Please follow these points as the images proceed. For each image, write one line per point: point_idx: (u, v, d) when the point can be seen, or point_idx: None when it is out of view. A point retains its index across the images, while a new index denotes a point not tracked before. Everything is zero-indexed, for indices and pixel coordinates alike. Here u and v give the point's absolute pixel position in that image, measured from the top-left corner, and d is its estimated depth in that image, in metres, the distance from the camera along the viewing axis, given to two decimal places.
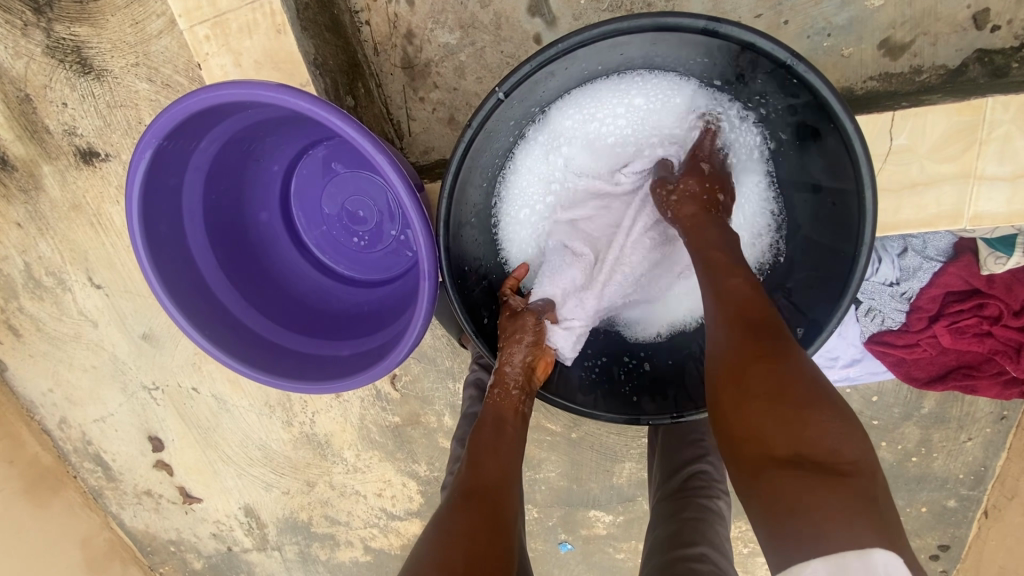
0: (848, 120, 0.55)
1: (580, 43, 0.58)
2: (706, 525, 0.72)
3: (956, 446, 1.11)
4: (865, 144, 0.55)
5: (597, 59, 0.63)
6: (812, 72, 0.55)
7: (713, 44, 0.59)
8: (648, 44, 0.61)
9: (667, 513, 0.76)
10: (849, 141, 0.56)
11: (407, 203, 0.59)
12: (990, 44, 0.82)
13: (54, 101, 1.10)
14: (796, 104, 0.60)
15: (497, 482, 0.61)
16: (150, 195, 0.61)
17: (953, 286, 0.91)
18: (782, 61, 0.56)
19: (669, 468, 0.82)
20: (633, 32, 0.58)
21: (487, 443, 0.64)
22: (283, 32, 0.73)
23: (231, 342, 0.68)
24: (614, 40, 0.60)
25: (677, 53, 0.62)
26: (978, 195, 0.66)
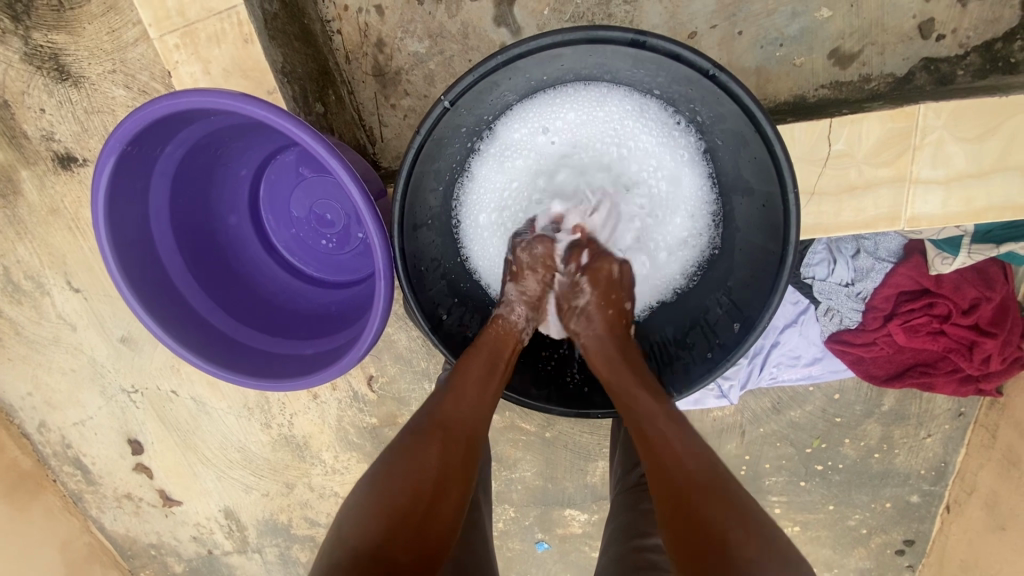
0: (768, 125, 0.59)
1: (520, 55, 0.62)
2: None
3: (916, 442, 1.14)
4: (785, 149, 0.59)
5: (541, 70, 0.66)
6: (733, 80, 0.58)
7: (646, 56, 0.62)
8: (586, 54, 0.64)
9: (626, 505, 0.78)
10: (771, 145, 0.60)
11: (361, 206, 0.61)
12: (934, 54, 0.86)
13: (32, 107, 1.11)
14: (724, 110, 0.63)
15: (475, 421, 0.64)
16: (116, 198, 0.63)
17: (905, 286, 0.94)
18: (705, 70, 0.60)
19: (630, 460, 0.84)
20: (568, 44, 0.61)
21: (474, 379, 0.66)
22: (250, 41, 0.75)
23: (197, 340, 0.69)
24: (553, 52, 0.63)
25: (616, 63, 0.65)
26: (914, 197, 0.69)
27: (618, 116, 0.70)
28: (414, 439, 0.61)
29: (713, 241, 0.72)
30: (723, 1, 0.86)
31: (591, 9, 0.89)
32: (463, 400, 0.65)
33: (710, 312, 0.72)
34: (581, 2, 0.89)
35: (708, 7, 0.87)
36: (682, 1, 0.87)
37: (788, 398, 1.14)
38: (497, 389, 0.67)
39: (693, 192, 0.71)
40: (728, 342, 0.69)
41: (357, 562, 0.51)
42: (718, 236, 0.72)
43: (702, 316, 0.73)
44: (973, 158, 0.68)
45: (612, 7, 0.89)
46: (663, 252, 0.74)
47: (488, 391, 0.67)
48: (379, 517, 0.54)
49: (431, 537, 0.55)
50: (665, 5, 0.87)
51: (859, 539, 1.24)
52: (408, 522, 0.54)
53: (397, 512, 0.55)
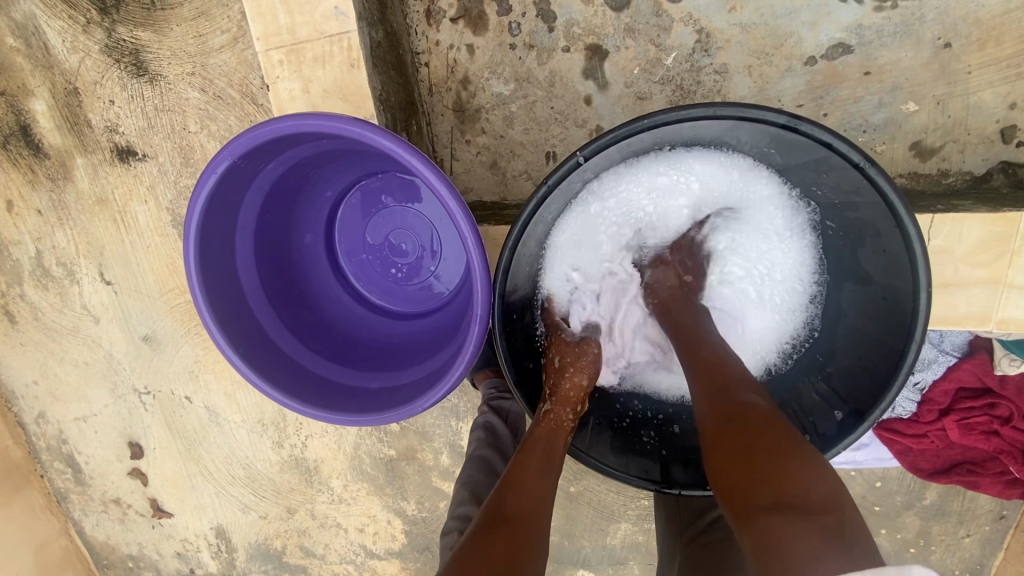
0: (911, 224, 0.57)
1: (666, 121, 0.61)
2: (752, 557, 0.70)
3: (955, 540, 1.11)
4: (924, 250, 0.58)
5: (678, 135, 0.65)
6: (882, 176, 0.56)
7: (790, 137, 0.62)
8: (727, 127, 0.63)
9: (707, 551, 0.73)
10: (909, 243, 0.58)
11: (472, 251, 0.60)
12: (1013, 158, 0.87)
13: (102, 98, 1.11)
14: (860, 201, 0.62)
15: (533, 508, 0.61)
16: (212, 207, 0.61)
17: (967, 382, 0.92)
18: (857, 162, 0.58)
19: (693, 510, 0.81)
20: (718, 116, 0.60)
21: (529, 467, 0.65)
22: (356, 66, 0.75)
23: (262, 361, 0.66)
24: (698, 121, 0.62)
25: (753, 139, 0.64)
26: (1006, 300, 0.69)
27: (742, 188, 0.69)
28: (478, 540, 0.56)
29: (815, 323, 0.72)
30: (813, 83, 0.88)
31: (681, 73, 0.91)
32: (522, 491, 0.62)
33: (804, 395, 0.73)
34: (672, 66, 0.90)
35: (797, 87, 0.88)
36: (773, 77, 0.89)
37: None
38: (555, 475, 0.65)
39: (806, 273, 0.71)
40: (829, 430, 0.69)
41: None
42: (820, 320, 0.72)
43: (796, 398, 0.73)
44: None
45: (703, 75, 0.90)
46: (765, 323, 0.73)
47: (546, 476, 0.64)
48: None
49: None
50: (754, 79, 0.89)
51: None
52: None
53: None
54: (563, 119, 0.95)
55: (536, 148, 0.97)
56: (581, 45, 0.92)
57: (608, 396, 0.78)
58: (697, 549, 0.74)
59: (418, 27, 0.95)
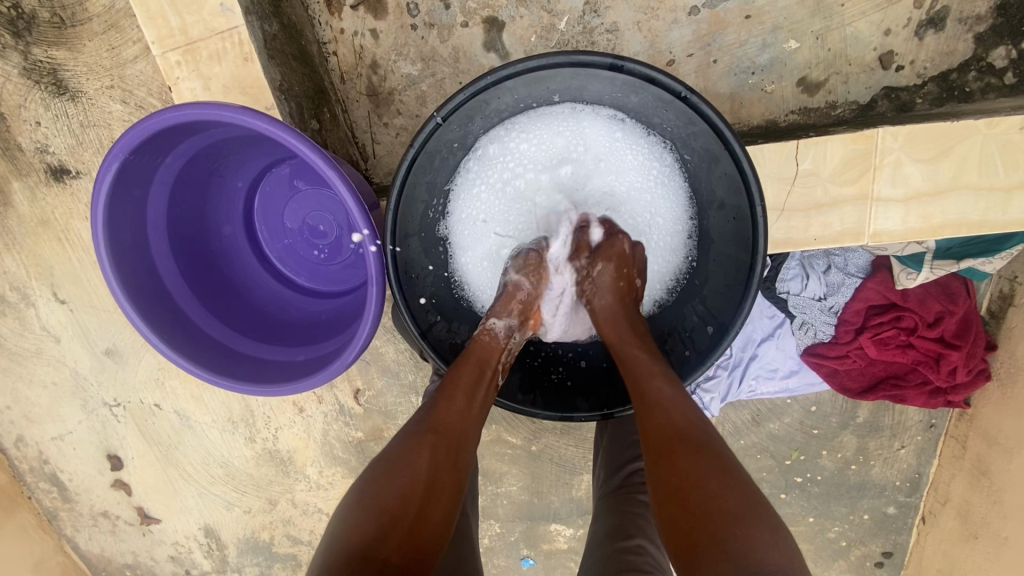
0: (736, 143, 0.64)
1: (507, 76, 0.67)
2: (643, 519, 0.76)
3: (890, 453, 1.18)
4: (752, 166, 0.64)
5: (528, 90, 0.71)
6: (703, 102, 0.64)
7: (624, 79, 0.68)
8: (569, 76, 0.70)
9: (610, 509, 0.79)
10: (739, 162, 0.65)
11: (356, 215, 0.66)
12: (893, 84, 0.92)
13: (28, 120, 1.13)
14: (698, 130, 0.69)
15: (462, 427, 0.67)
16: (116, 203, 0.65)
17: (874, 300, 0.98)
18: (679, 92, 0.66)
19: (614, 463, 0.85)
20: (554, 67, 0.67)
21: (462, 388, 0.69)
22: (250, 60, 0.79)
23: (186, 343, 0.71)
24: (540, 73, 0.68)
25: (597, 85, 0.71)
26: (876, 214, 0.74)
27: (600, 132, 0.75)
28: (410, 448, 0.62)
29: (691, 253, 0.76)
30: (699, 32, 0.92)
31: (576, 36, 0.94)
32: (452, 407, 0.67)
33: (687, 322, 0.77)
34: (566, 30, 0.94)
35: (685, 37, 0.92)
36: (662, 30, 0.93)
37: (767, 410, 1.17)
38: (484, 398, 0.70)
39: (673, 207, 0.76)
40: (705, 346, 0.73)
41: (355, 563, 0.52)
42: (695, 250, 0.76)
43: (680, 325, 0.77)
44: (929, 177, 0.73)
45: (596, 35, 0.94)
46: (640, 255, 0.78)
47: (474, 402, 0.69)
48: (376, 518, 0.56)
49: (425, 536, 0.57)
50: (645, 34, 0.93)
51: (838, 551, 1.26)
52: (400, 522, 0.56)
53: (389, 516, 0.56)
54: None
55: None
56: (478, 19, 0.96)
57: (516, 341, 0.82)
58: (605, 505, 0.81)
59: (321, 17, 0.98)
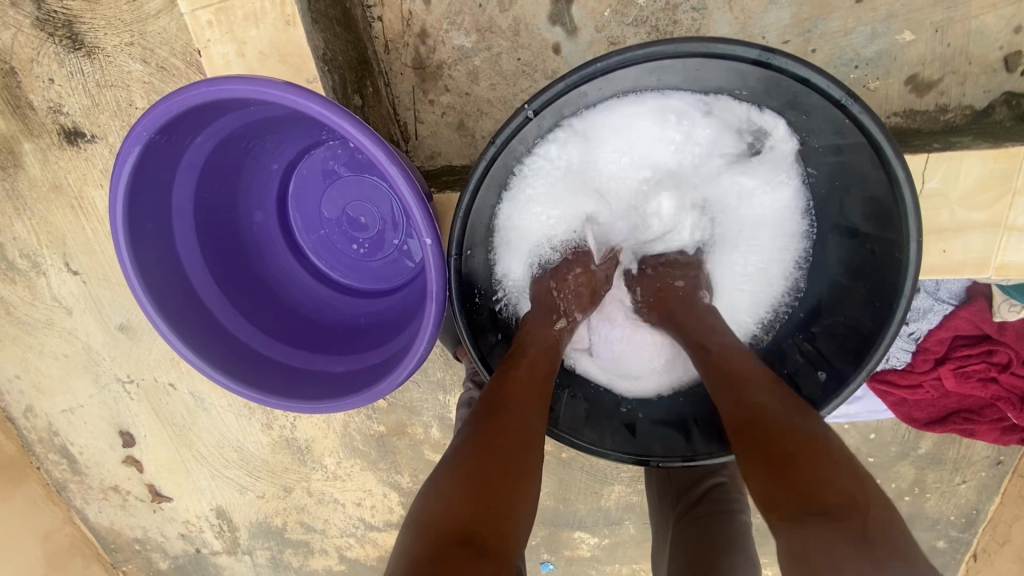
0: (901, 168, 0.54)
1: (623, 64, 0.56)
2: (726, 549, 0.68)
3: (949, 488, 1.10)
4: (914, 193, 0.54)
5: (638, 80, 0.60)
6: (866, 113, 0.53)
7: (762, 74, 0.57)
8: (692, 68, 0.59)
9: (689, 535, 0.72)
10: (896, 188, 0.55)
11: (417, 217, 0.57)
12: (1017, 89, 0.81)
13: (40, 76, 1.03)
14: (843, 143, 0.59)
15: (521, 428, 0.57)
16: (137, 188, 0.57)
17: (963, 330, 0.89)
18: (836, 101, 0.54)
19: (687, 485, 0.78)
20: (681, 56, 0.56)
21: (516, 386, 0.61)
22: (292, 24, 0.70)
23: (214, 349, 0.63)
24: (659, 63, 0.58)
25: (721, 79, 0.60)
26: (1006, 245, 0.64)
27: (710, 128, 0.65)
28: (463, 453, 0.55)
29: (797, 277, 0.70)
30: (799, 16, 0.80)
31: (656, 13, 0.83)
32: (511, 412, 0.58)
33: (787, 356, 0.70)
34: (645, 5, 0.83)
35: (783, 21, 0.81)
36: (756, 12, 0.81)
37: None
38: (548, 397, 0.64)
39: (783, 221, 0.68)
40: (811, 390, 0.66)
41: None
42: (803, 275, 0.69)
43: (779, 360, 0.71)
44: None
45: (679, 13, 0.82)
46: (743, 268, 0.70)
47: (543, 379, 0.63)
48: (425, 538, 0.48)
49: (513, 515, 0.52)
50: (736, 15, 0.81)
51: None
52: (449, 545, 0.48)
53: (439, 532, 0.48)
54: (531, 71, 0.88)
55: (505, 105, 0.90)
56: None
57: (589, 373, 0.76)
58: (678, 532, 0.73)
59: None
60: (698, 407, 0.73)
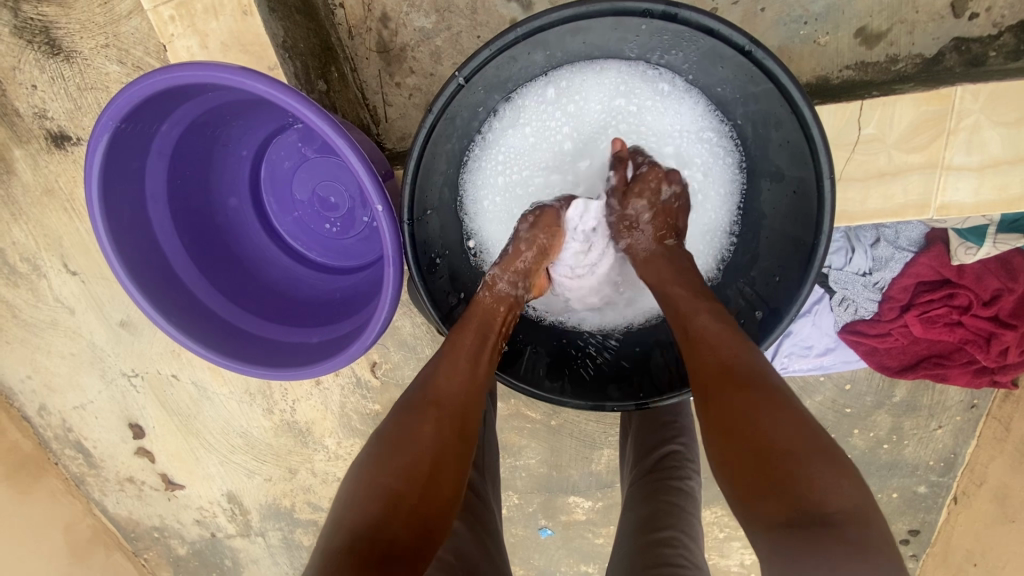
0: (807, 107, 0.58)
1: (542, 28, 0.61)
2: (679, 508, 0.73)
3: (926, 433, 1.13)
4: (823, 130, 0.58)
5: (559, 46, 0.65)
6: (770, 57, 0.57)
7: (675, 29, 0.61)
8: (610, 28, 0.63)
9: (641, 497, 0.76)
10: (807, 127, 0.59)
11: (369, 188, 0.60)
12: (965, 34, 0.82)
13: (24, 83, 1.07)
14: (757, 90, 0.62)
15: (469, 397, 0.62)
16: (111, 176, 0.61)
17: (924, 276, 0.92)
18: (740, 46, 0.58)
19: (644, 449, 0.82)
20: (593, 17, 0.61)
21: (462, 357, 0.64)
22: (249, 13, 0.73)
23: (196, 325, 0.68)
24: (577, 24, 0.62)
25: (639, 39, 0.64)
26: (945, 184, 0.70)
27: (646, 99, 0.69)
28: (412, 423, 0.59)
29: (733, 227, 0.72)
30: None
31: None
32: (455, 375, 0.63)
33: (731, 303, 0.73)
34: None
35: None
36: None
37: (797, 388, 1.12)
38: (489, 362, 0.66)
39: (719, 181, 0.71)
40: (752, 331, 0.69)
41: (358, 547, 0.49)
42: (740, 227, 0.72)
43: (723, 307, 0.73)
44: (1008, 144, 0.68)
45: None
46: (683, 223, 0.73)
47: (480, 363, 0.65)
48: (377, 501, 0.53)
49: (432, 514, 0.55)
50: None
51: None
52: (403, 501, 0.53)
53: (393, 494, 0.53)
54: None
55: None
56: None
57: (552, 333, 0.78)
58: (635, 492, 0.78)
59: None
60: (653, 356, 0.76)
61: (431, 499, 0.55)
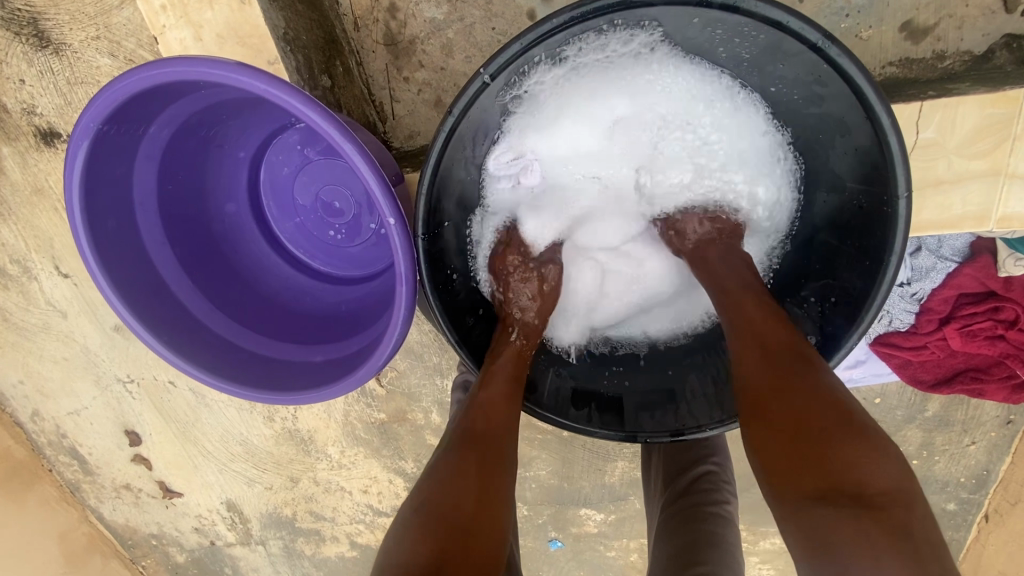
0: (885, 113, 0.51)
1: (584, 18, 0.54)
2: (718, 535, 0.68)
3: (959, 449, 1.07)
4: (902, 139, 0.52)
5: (604, 41, 0.59)
6: (845, 55, 0.51)
7: (733, 21, 0.55)
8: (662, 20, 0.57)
9: (674, 525, 0.71)
10: (883, 136, 0.53)
11: (378, 197, 0.55)
12: (1020, 29, 0.76)
13: (10, 77, 1.01)
14: (825, 91, 0.56)
15: (503, 433, 0.60)
16: (94, 182, 0.55)
17: (967, 288, 0.86)
18: (812, 43, 0.52)
19: (674, 473, 0.77)
20: (644, 8, 0.55)
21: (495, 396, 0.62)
22: (248, 3, 0.67)
23: (189, 344, 0.62)
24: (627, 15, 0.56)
25: (692, 32, 0.58)
26: (1008, 194, 0.64)
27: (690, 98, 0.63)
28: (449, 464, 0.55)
29: (780, 239, 0.68)
30: None
31: None
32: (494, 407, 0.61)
33: (778, 320, 0.68)
34: None
35: None
36: None
37: None
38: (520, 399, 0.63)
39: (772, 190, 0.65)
40: None
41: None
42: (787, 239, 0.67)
43: None
44: None
45: None
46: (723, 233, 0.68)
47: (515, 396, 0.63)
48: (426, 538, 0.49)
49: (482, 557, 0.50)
50: None
51: None
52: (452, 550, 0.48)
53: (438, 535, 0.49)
54: (506, 41, 0.84)
55: None
56: None
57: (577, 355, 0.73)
58: (668, 518, 0.72)
59: None
60: (685, 379, 0.71)
61: (479, 548, 0.49)
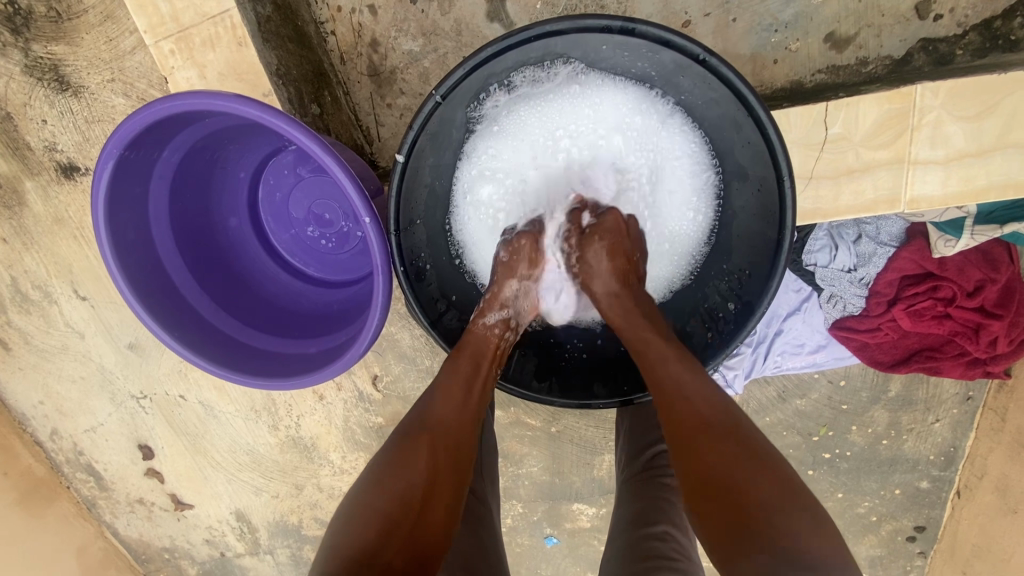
0: (762, 110, 0.62)
1: (508, 47, 0.65)
2: (672, 504, 0.74)
3: (925, 427, 1.13)
4: (779, 132, 0.62)
5: (532, 65, 0.69)
6: (723, 64, 0.61)
7: (635, 43, 0.65)
8: (577, 46, 0.67)
9: (636, 492, 0.78)
10: (764, 129, 0.63)
11: (357, 201, 0.63)
12: (931, 35, 0.85)
13: (34, 118, 1.12)
14: (718, 96, 0.66)
15: (461, 428, 0.66)
16: (115, 202, 0.65)
17: (907, 270, 0.94)
18: (696, 56, 0.63)
19: (636, 447, 0.83)
20: (558, 37, 0.65)
21: (453, 388, 0.67)
22: (244, 44, 0.78)
23: (198, 340, 0.71)
24: (545, 43, 0.66)
25: (606, 52, 0.68)
26: (913, 178, 0.74)
27: (612, 117, 0.72)
28: (406, 442, 0.63)
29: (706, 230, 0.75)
30: None
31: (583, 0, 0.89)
32: (454, 403, 0.67)
33: (710, 300, 0.75)
34: None
35: None
36: None
37: (793, 386, 1.13)
38: (483, 391, 0.70)
39: (688, 189, 0.74)
40: (729, 326, 0.72)
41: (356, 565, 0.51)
42: (714, 227, 0.75)
43: (702, 303, 0.76)
44: (971, 137, 0.72)
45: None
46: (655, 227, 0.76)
47: (475, 392, 0.69)
48: (369, 529, 0.55)
49: (428, 523, 0.58)
50: None
51: (869, 527, 1.22)
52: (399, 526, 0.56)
53: (385, 520, 0.56)
54: None
55: None
56: None
57: (542, 336, 0.81)
58: (630, 488, 0.79)
59: None
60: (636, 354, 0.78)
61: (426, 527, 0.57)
